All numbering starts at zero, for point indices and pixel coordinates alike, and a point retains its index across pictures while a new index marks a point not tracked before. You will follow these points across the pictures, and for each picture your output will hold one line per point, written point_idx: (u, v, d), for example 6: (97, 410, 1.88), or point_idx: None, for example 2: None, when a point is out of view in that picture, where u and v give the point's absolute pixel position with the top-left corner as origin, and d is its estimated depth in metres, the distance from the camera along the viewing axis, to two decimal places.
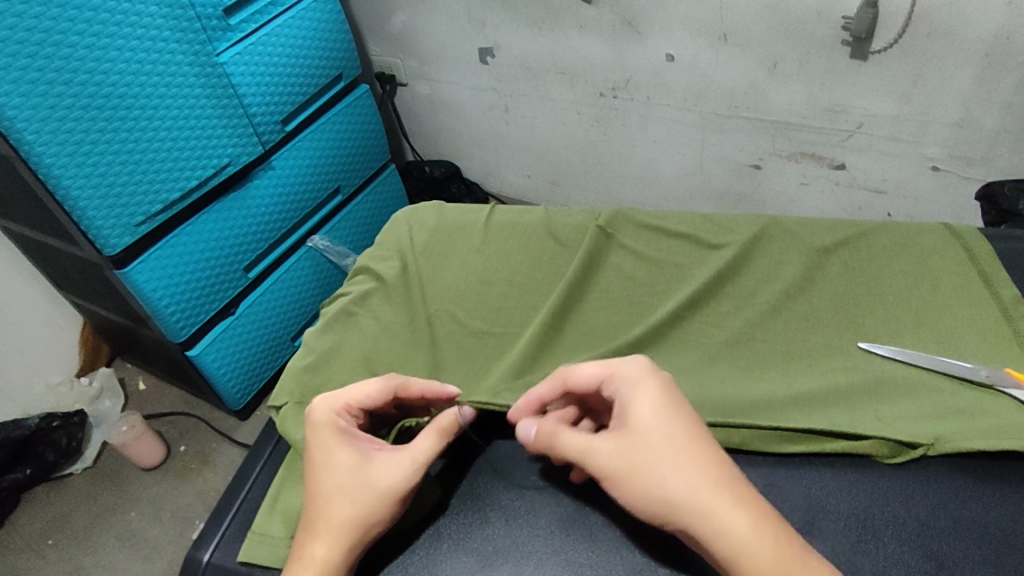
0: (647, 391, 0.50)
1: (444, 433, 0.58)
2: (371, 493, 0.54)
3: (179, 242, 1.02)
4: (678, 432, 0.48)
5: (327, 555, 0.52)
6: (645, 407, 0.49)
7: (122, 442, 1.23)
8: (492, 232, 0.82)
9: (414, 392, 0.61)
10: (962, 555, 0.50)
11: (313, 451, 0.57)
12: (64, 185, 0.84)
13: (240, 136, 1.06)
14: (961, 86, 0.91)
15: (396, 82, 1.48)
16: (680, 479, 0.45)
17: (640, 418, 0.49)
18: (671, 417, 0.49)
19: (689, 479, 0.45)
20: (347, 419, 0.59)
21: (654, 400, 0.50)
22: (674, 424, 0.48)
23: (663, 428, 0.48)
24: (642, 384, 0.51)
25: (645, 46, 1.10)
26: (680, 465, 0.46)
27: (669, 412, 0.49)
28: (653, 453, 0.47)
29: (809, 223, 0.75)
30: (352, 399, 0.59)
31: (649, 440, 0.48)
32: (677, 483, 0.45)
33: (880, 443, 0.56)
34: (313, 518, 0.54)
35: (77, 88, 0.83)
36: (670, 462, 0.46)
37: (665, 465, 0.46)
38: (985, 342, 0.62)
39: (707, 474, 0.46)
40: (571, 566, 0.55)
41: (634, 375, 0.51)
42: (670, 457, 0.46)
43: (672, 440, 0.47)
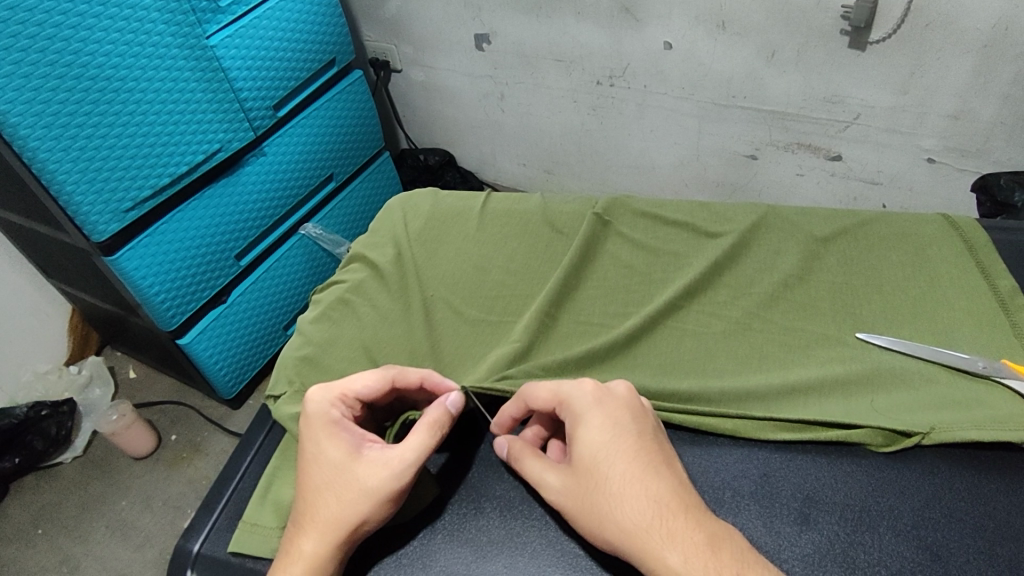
0: (590, 424, 0.50)
1: (434, 428, 0.56)
2: (360, 490, 0.53)
3: (169, 229, 1.00)
4: (619, 466, 0.48)
5: (315, 551, 0.52)
6: (589, 440, 0.50)
7: (112, 431, 1.22)
8: (488, 220, 0.81)
9: (411, 380, 0.60)
10: (957, 546, 0.50)
11: (307, 444, 0.57)
12: (50, 168, 0.83)
13: (231, 121, 1.04)
14: (958, 77, 0.90)
15: (390, 68, 1.46)
16: (621, 518, 0.46)
17: (585, 452, 0.50)
18: (614, 449, 0.49)
19: (629, 516, 0.46)
20: (343, 410, 0.58)
21: (599, 432, 0.50)
22: (616, 458, 0.48)
23: (605, 462, 0.49)
24: (587, 415, 0.51)
25: (643, 34, 1.09)
26: (622, 501, 0.47)
27: (612, 443, 0.49)
28: (597, 490, 0.48)
29: (807, 213, 0.74)
30: (348, 388, 0.59)
31: (593, 475, 0.49)
32: (619, 521, 0.46)
33: (875, 432, 0.56)
34: (304, 513, 0.54)
35: (63, 70, 0.81)
36: (613, 497, 0.47)
37: (607, 503, 0.47)
38: (982, 332, 0.62)
39: (644, 511, 0.46)
40: (567, 557, 0.54)
41: (580, 405, 0.52)
42: (610, 494, 0.47)
43: (612, 474, 0.48)
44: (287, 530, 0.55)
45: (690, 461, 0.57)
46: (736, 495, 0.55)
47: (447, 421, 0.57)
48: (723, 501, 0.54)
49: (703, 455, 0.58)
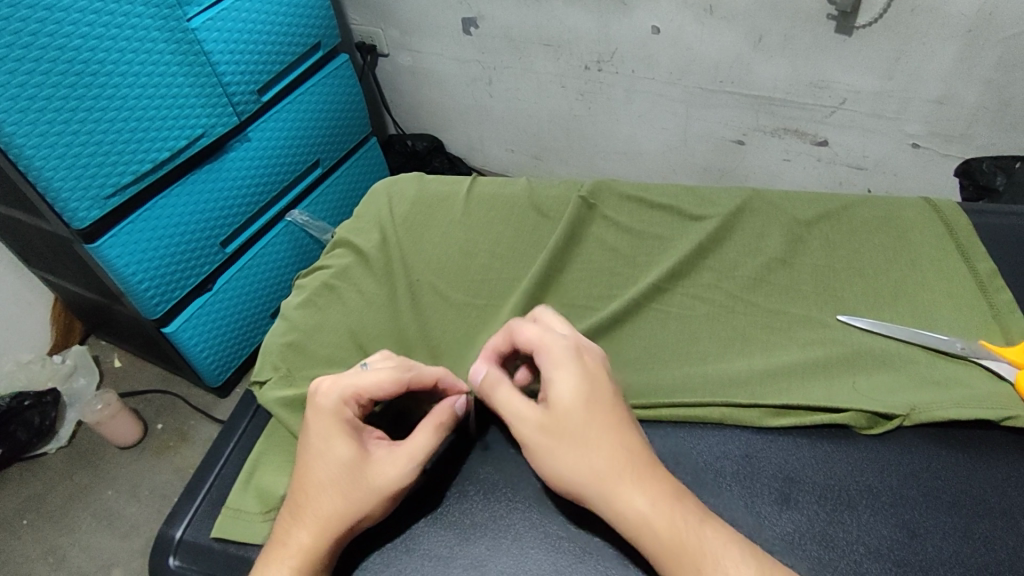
0: (566, 376, 0.51)
1: (440, 430, 0.56)
2: (368, 490, 0.53)
3: (154, 214, 0.99)
4: (585, 419, 0.50)
5: (311, 543, 0.52)
6: (564, 388, 0.51)
7: (96, 420, 1.21)
8: (473, 205, 0.80)
9: (426, 381, 0.59)
10: (934, 523, 0.51)
11: (312, 436, 0.56)
12: (27, 154, 0.81)
13: (214, 106, 1.03)
14: (942, 62, 0.90)
15: (376, 52, 1.44)
16: (594, 463, 0.48)
17: (559, 401, 0.50)
18: (588, 403, 0.50)
19: (599, 461, 0.48)
20: (354, 410, 0.57)
21: (573, 384, 0.51)
22: (585, 412, 0.50)
23: (579, 414, 0.50)
24: (563, 367, 0.52)
25: (631, 18, 1.09)
26: (597, 447, 0.49)
27: (585, 397, 0.50)
28: (564, 437, 0.50)
29: (792, 196, 0.74)
30: (361, 388, 0.57)
31: (564, 422, 0.50)
32: (589, 465, 0.48)
33: (859, 414, 0.56)
34: (301, 505, 0.54)
35: (39, 53, 0.79)
36: (587, 446, 0.49)
37: (579, 449, 0.49)
38: (962, 313, 0.63)
39: (615, 457, 0.48)
40: (550, 540, 0.54)
41: (557, 355, 0.52)
42: (586, 440, 0.49)
43: (583, 424, 0.49)
44: (279, 521, 0.55)
45: (674, 443, 0.57)
46: (717, 476, 0.55)
47: (452, 423, 0.58)
48: (704, 483, 0.54)
49: (688, 437, 0.58)
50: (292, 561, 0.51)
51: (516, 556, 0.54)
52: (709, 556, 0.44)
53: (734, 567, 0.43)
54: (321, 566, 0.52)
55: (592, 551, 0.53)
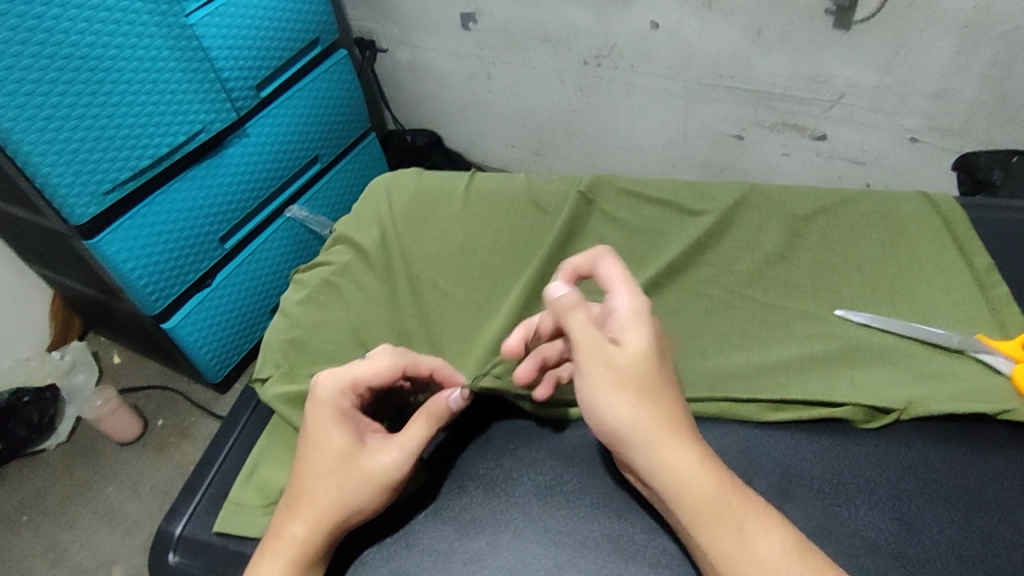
0: (640, 331, 0.50)
1: (430, 421, 0.56)
2: (361, 481, 0.54)
3: (152, 210, 0.99)
4: (651, 372, 0.49)
5: (306, 535, 0.52)
6: (636, 339, 0.50)
7: (96, 416, 1.21)
8: (473, 200, 0.80)
9: (422, 369, 0.60)
10: (930, 516, 0.51)
11: (310, 427, 0.56)
12: (24, 150, 0.81)
13: (212, 102, 1.03)
14: (940, 56, 0.90)
15: (375, 48, 1.44)
16: (649, 418, 0.47)
17: (631, 353, 0.49)
18: (653, 362, 0.50)
19: (654, 418, 0.47)
20: (351, 399, 0.57)
21: (646, 339, 0.50)
22: (652, 368, 0.49)
23: (646, 367, 0.49)
24: (636, 325, 0.51)
25: (629, 13, 1.08)
26: (653, 404, 0.48)
27: (655, 354, 0.50)
28: (626, 382, 0.48)
29: (790, 191, 0.74)
30: (358, 377, 0.57)
31: (632, 369, 0.48)
32: (644, 420, 0.47)
33: (857, 408, 0.56)
34: (297, 496, 0.54)
35: (36, 49, 0.79)
36: (644, 402, 0.48)
37: (638, 402, 0.47)
38: (959, 308, 0.63)
39: (665, 418, 0.48)
40: (550, 534, 0.55)
41: (634, 312, 0.52)
42: (643, 397, 0.48)
43: (647, 374, 0.49)
44: (278, 513, 0.55)
45: None
46: None
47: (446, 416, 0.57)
48: None
49: None
50: (287, 554, 0.52)
51: (515, 551, 0.54)
52: (747, 521, 0.45)
53: (769, 536, 0.44)
54: (316, 558, 0.53)
55: (591, 546, 0.54)
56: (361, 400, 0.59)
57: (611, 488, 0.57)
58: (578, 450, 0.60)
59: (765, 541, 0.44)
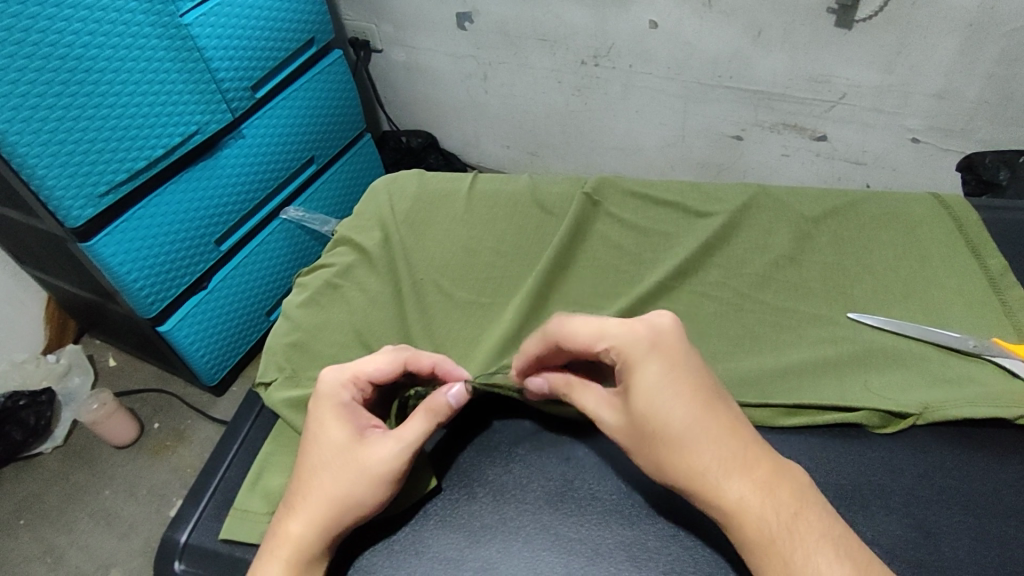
0: (645, 371, 0.47)
1: (431, 413, 0.55)
2: (358, 472, 0.53)
3: (148, 212, 0.98)
4: (680, 407, 0.45)
5: (302, 533, 0.51)
6: (648, 382, 0.47)
7: (93, 420, 1.19)
8: (476, 202, 0.79)
9: (423, 364, 0.60)
10: (948, 523, 0.51)
11: (312, 424, 0.56)
12: (19, 152, 0.80)
13: (207, 103, 1.01)
14: (943, 55, 0.90)
15: (371, 48, 1.43)
16: (692, 462, 0.45)
17: (640, 402, 0.47)
18: (677, 394, 0.46)
19: (702, 457, 0.45)
20: (353, 393, 0.57)
21: (657, 378, 0.46)
22: (677, 402, 0.46)
23: (668, 411, 0.46)
24: (642, 363, 0.47)
25: (628, 13, 1.08)
26: (695, 442, 0.45)
27: (671, 394, 0.46)
28: (660, 437, 0.46)
29: (797, 192, 0.74)
30: (359, 369, 0.58)
31: (655, 423, 0.46)
32: (690, 462, 0.45)
33: (872, 413, 0.56)
34: (296, 495, 0.54)
35: (30, 50, 0.78)
36: (692, 444, 0.45)
37: (675, 448, 0.45)
38: (972, 311, 0.63)
39: (710, 454, 0.45)
40: (563, 541, 0.54)
41: (636, 353, 0.48)
42: (675, 439, 0.45)
43: (677, 416, 0.45)
44: (278, 514, 0.54)
45: None
46: None
47: (448, 410, 0.55)
48: None
49: None
50: (285, 553, 0.51)
51: (527, 558, 0.53)
52: (801, 551, 0.42)
53: (827, 565, 0.41)
54: (317, 557, 0.51)
55: (604, 553, 0.53)
56: (366, 398, 0.59)
57: (623, 494, 0.56)
58: (589, 455, 0.59)
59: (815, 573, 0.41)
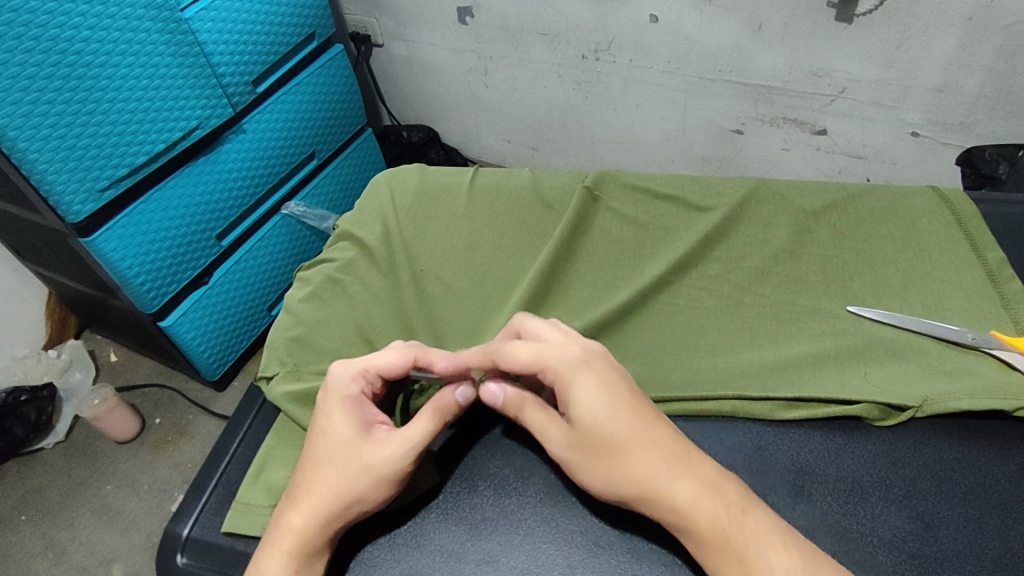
0: (584, 387, 0.50)
1: (439, 415, 0.55)
2: (362, 467, 0.53)
3: (148, 207, 0.98)
4: (620, 420, 0.49)
5: (303, 526, 0.52)
6: (585, 400, 0.49)
7: (94, 415, 1.20)
8: (477, 197, 0.79)
9: (432, 360, 0.60)
10: (947, 514, 0.51)
11: (319, 416, 0.57)
12: (19, 147, 0.80)
13: (208, 98, 1.01)
14: (943, 49, 0.90)
15: (371, 42, 1.43)
16: (633, 471, 0.47)
17: (584, 416, 0.49)
18: (614, 410, 0.49)
19: (642, 466, 0.47)
20: (362, 386, 0.58)
21: (596, 392, 0.50)
22: (617, 416, 0.49)
23: (608, 423, 0.49)
24: (579, 379, 0.50)
25: (628, 8, 1.08)
26: (634, 453, 0.48)
27: (611, 407, 0.49)
28: (602, 449, 0.49)
29: (797, 186, 0.74)
30: (369, 363, 0.58)
31: (591, 436, 0.49)
32: (631, 472, 0.47)
33: (871, 406, 0.56)
34: (300, 487, 0.54)
35: (30, 44, 0.78)
36: (633, 455, 0.48)
37: (616, 458, 0.48)
38: (971, 304, 0.63)
39: (653, 462, 0.47)
40: (563, 534, 0.54)
41: (570, 369, 0.51)
42: (618, 450, 0.48)
43: (615, 429, 0.48)
44: (280, 505, 0.55)
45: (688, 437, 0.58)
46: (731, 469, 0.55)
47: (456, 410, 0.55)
48: None
49: (700, 430, 0.58)
50: (286, 545, 0.51)
51: (528, 551, 0.54)
52: (752, 543, 0.44)
53: (777, 557, 0.43)
54: (318, 550, 0.52)
55: (604, 546, 0.53)
56: (374, 392, 0.60)
57: None
58: None
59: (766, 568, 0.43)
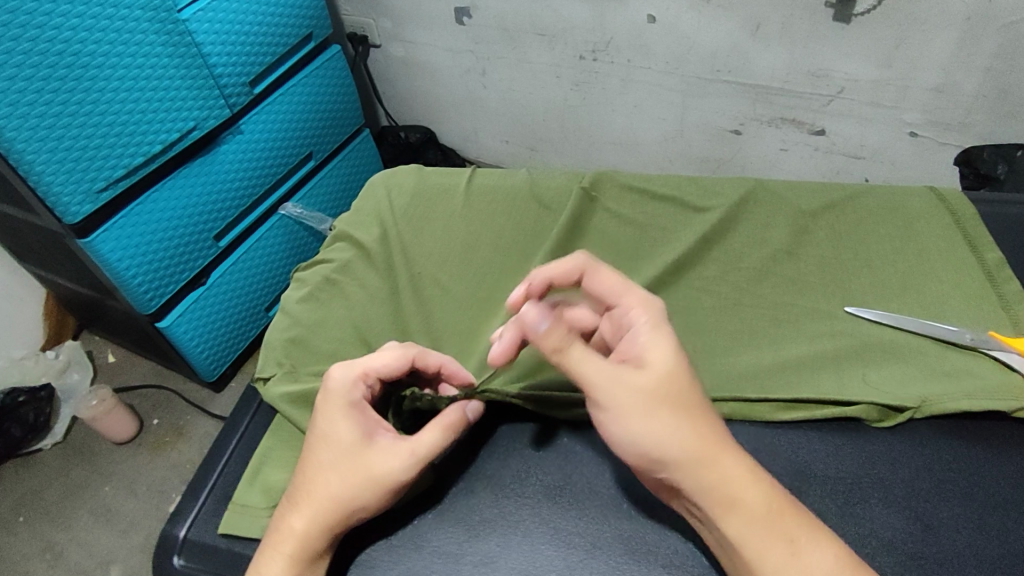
0: (663, 339, 0.50)
1: (448, 431, 0.55)
2: (366, 475, 0.53)
3: (145, 209, 0.98)
4: (690, 380, 0.49)
5: (304, 530, 0.52)
6: (660, 344, 0.50)
7: (92, 416, 1.19)
8: (474, 198, 0.79)
9: (431, 364, 0.60)
10: (946, 515, 0.51)
11: (320, 417, 0.56)
12: (17, 148, 0.80)
13: (206, 99, 1.01)
14: (941, 50, 0.90)
15: (369, 43, 1.43)
16: (695, 433, 0.47)
17: (660, 362, 0.49)
18: (685, 368, 0.49)
19: (704, 428, 0.47)
20: (363, 390, 0.57)
21: (672, 347, 0.50)
22: (689, 376, 0.49)
23: (681, 377, 0.48)
24: (660, 332, 0.51)
25: (626, 8, 1.08)
26: (696, 414, 0.48)
27: (683, 365, 0.49)
28: (673, 401, 0.47)
29: (795, 186, 0.74)
30: (369, 366, 0.58)
31: (663, 378, 0.48)
32: (693, 434, 0.47)
33: (869, 407, 0.56)
34: (301, 490, 0.54)
35: (27, 45, 0.77)
36: (696, 416, 0.47)
37: (684, 414, 0.47)
38: (969, 305, 0.63)
39: (711, 429, 0.47)
40: (561, 535, 0.54)
41: (652, 321, 0.51)
42: (687, 406, 0.48)
43: (685, 384, 0.48)
44: (280, 506, 0.55)
45: None
46: None
47: (463, 425, 0.57)
48: None
49: None
50: (287, 549, 0.51)
51: (526, 552, 0.54)
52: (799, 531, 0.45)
53: (820, 544, 0.45)
54: (317, 554, 0.52)
55: (603, 547, 0.53)
56: (372, 393, 0.59)
57: (620, 490, 0.56)
58: (586, 450, 0.59)
59: (815, 551, 0.44)
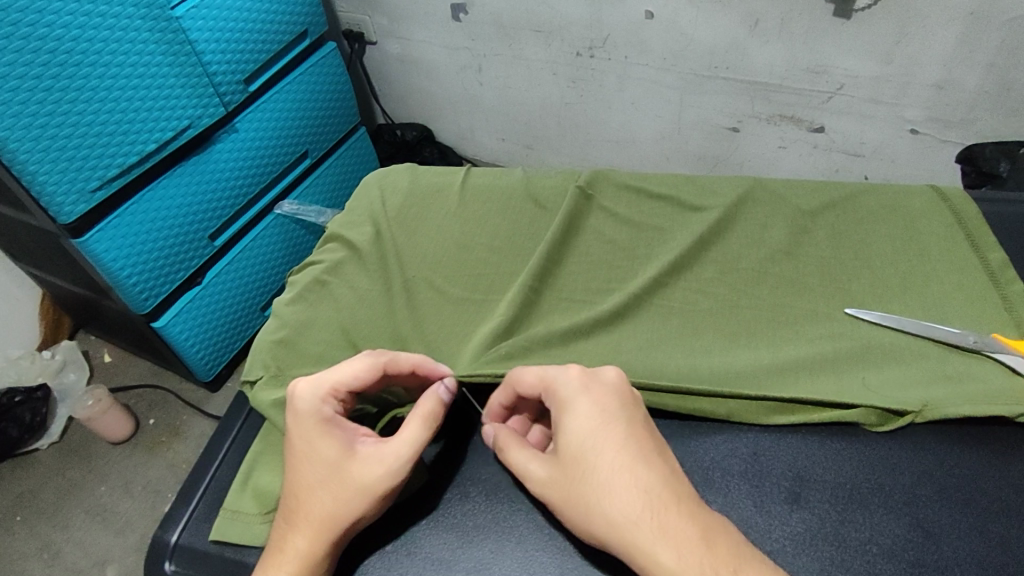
0: (576, 412, 0.49)
1: (429, 421, 0.54)
2: (357, 488, 0.52)
3: (139, 209, 0.96)
4: (611, 450, 0.47)
5: (309, 548, 0.51)
6: (569, 422, 0.49)
7: (88, 416, 1.18)
8: (468, 198, 0.78)
9: (403, 367, 0.58)
10: (948, 523, 0.50)
11: (295, 442, 0.54)
12: (10, 147, 0.79)
13: (200, 97, 1.00)
14: (943, 45, 0.89)
15: (365, 40, 1.41)
16: (610, 511, 0.45)
17: (571, 443, 0.48)
18: (599, 439, 0.47)
19: (618, 509, 0.45)
20: (333, 406, 0.55)
21: (585, 418, 0.49)
22: (605, 446, 0.47)
23: (587, 453, 0.47)
24: (574, 402, 0.50)
25: (623, 4, 1.06)
26: (613, 492, 0.45)
27: (599, 431, 0.48)
28: (587, 479, 0.47)
29: (793, 185, 0.73)
30: (337, 382, 0.56)
31: (572, 461, 0.48)
32: (610, 512, 0.45)
33: (869, 411, 0.55)
34: (296, 510, 0.52)
35: (19, 44, 0.76)
36: (609, 495, 0.45)
37: (594, 495, 0.46)
38: (971, 306, 0.62)
39: (634, 504, 0.44)
40: (555, 541, 0.53)
41: (566, 392, 0.50)
42: (598, 484, 0.46)
43: (591, 464, 0.47)
44: (275, 528, 0.54)
45: (682, 442, 0.57)
46: (725, 475, 0.54)
47: (442, 411, 0.55)
48: (713, 483, 0.54)
49: (695, 436, 0.57)
50: (290, 568, 0.50)
51: (520, 558, 0.53)
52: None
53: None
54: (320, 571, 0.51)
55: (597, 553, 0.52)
56: (346, 407, 0.57)
57: None
58: None
59: None
